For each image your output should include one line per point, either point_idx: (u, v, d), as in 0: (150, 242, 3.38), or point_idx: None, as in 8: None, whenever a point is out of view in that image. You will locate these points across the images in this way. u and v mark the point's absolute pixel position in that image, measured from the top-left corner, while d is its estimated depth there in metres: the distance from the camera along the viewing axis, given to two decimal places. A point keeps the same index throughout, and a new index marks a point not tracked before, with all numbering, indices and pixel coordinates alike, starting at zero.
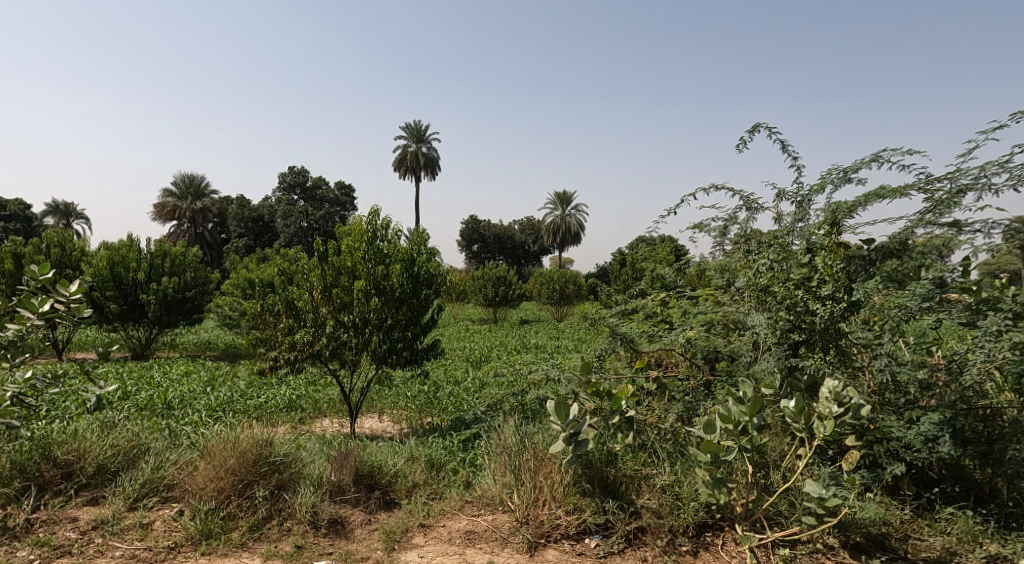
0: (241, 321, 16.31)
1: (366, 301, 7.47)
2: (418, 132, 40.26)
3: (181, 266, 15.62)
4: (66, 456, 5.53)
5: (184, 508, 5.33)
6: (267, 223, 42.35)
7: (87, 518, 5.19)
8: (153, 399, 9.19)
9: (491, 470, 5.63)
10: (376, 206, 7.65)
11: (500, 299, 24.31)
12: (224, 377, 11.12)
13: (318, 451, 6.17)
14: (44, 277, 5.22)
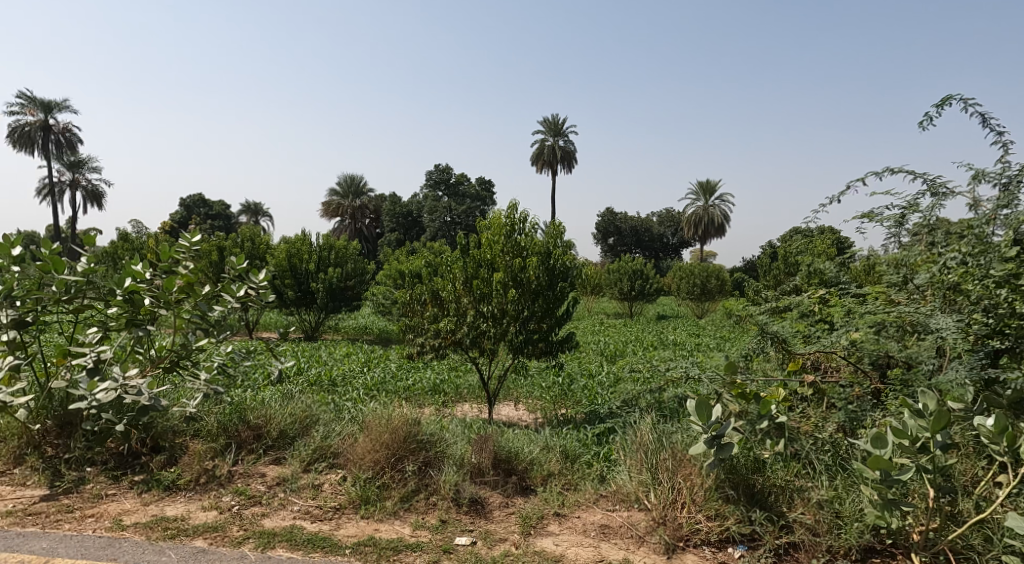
0: (393, 308, 17.07)
1: (505, 293, 7.37)
2: (556, 126, 40.26)
3: (344, 257, 16.58)
4: (256, 419, 5.97)
5: (347, 475, 5.49)
6: (415, 218, 44.20)
7: (273, 474, 5.50)
8: (322, 375, 9.76)
9: (627, 467, 5.34)
10: (515, 199, 7.56)
11: (637, 293, 23.65)
12: (379, 359, 11.61)
13: (460, 434, 6.17)
14: (242, 265, 6.28)
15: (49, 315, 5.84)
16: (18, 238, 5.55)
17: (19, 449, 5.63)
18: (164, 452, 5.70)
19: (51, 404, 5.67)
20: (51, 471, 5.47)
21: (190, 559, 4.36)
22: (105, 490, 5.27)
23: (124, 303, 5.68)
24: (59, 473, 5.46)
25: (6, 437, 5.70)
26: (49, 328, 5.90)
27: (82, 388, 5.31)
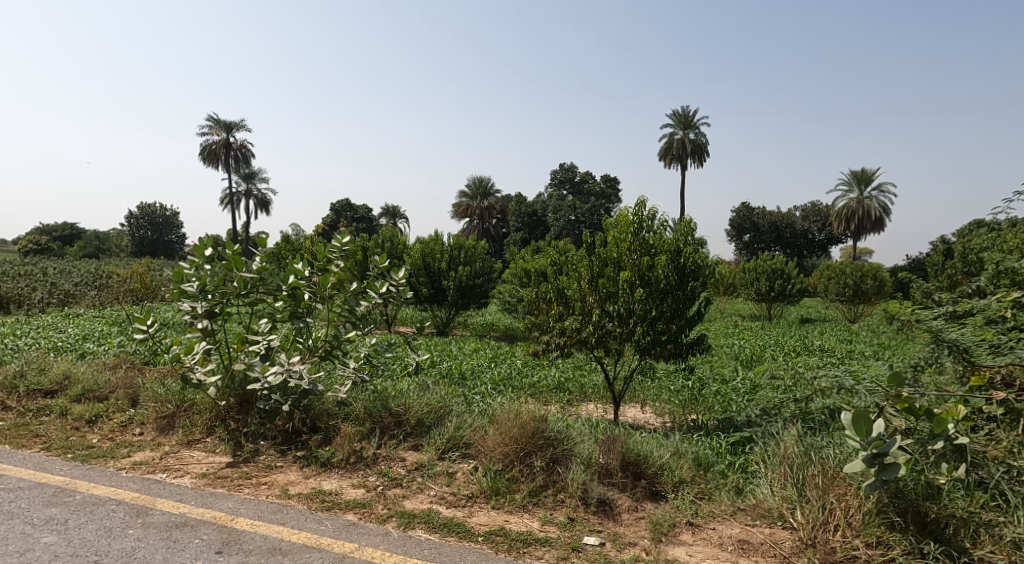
0: (519, 306, 16.98)
1: (632, 292, 6.92)
2: (687, 119, 38.81)
3: (473, 256, 16.72)
4: (398, 407, 6.04)
5: (479, 465, 5.33)
6: (540, 218, 44.44)
7: (412, 460, 5.50)
8: (452, 369, 9.78)
9: (768, 480, 4.76)
10: (643, 196, 7.04)
11: (776, 294, 22.12)
12: (505, 355, 11.47)
13: (589, 433, 5.79)
14: (383, 263, 6.50)
15: (230, 306, 6.45)
16: (208, 240, 6.31)
17: (210, 421, 6.28)
18: (321, 432, 6.01)
19: (232, 384, 6.24)
20: (234, 442, 5.99)
21: (342, 531, 4.49)
22: (275, 461, 5.68)
23: (289, 296, 6.31)
24: (240, 444, 5.97)
25: (202, 410, 6.41)
26: (230, 318, 6.48)
27: (258, 371, 5.83)
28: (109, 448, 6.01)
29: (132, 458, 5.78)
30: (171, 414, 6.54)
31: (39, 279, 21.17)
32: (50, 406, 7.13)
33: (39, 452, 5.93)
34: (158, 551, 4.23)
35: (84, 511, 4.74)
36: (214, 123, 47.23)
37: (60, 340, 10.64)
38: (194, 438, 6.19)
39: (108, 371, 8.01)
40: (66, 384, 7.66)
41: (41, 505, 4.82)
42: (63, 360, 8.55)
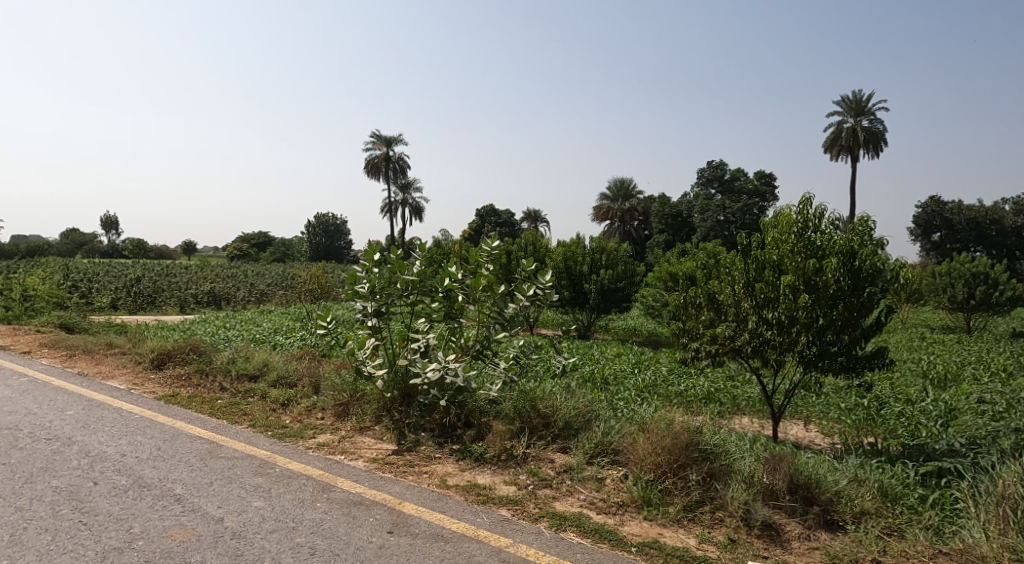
0: (664, 311, 16.37)
1: (795, 299, 6.11)
2: (858, 105, 35.91)
3: (615, 259, 16.28)
4: (545, 408, 5.90)
5: (629, 474, 5.02)
6: (686, 218, 42.79)
7: (561, 462, 5.29)
8: (593, 373, 9.43)
9: (980, 522, 4.16)
10: (808, 193, 6.19)
11: (977, 303, 19.64)
12: (649, 362, 10.97)
13: (751, 449, 5.28)
14: (529, 266, 6.45)
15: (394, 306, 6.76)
16: (377, 244, 6.63)
17: (379, 410, 6.62)
18: (473, 429, 5.98)
19: (396, 379, 6.54)
20: (398, 432, 6.18)
21: (497, 526, 4.45)
22: (433, 452, 5.74)
23: (443, 298, 6.46)
24: (403, 434, 6.16)
25: (371, 401, 6.80)
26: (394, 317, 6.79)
27: (419, 367, 6.07)
28: (299, 428, 6.57)
29: (317, 439, 6.27)
30: (346, 402, 7.05)
31: (242, 278, 23.57)
32: (254, 389, 7.89)
33: (247, 428, 6.50)
34: (339, 526, 4.44)
35: (281, 482, 5.13)
36: (377, 139, 50.44)
37: (254, 331, 11.68)
38: (364, 424, 6.53)
39: (296, 361, 8.88)
40: (266, 370, 8.48)
41: (250, 474, 5.24)
42: (261, 350, 9.49)
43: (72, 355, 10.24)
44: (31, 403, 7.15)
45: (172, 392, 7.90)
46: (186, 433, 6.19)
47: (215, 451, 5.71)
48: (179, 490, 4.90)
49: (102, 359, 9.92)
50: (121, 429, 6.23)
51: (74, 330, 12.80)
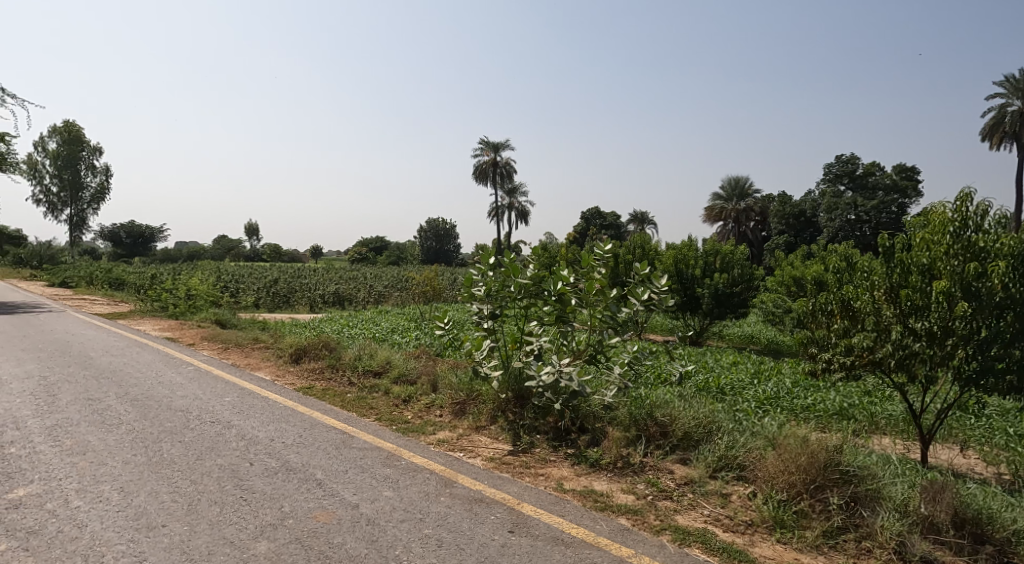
0: (789, 319, 15.61)
1: (950, 307, 5.71)
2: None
3: (730, 262, 15.61)
4: (663, 417, 5.76)
5: (758, 491, 4.85)
6: (809, 218, 41.23)
7: (681, 474, 5.17)
8: (709, 383, 9.11)
9: None
10: (967, 187, 5.71)
11: None
12: (771, 372, 10.49)
13: (900, 473, 4.96)
14: (643, 270, 6.24)
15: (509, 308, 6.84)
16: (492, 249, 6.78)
17: (494, 410, 6.66)
18: (588, 434, 5.90)
19: (511, 379, 6.63)
20: (513, 433, 6.17)
21: (618, 535, 4.40)
22: (548, 455, 5.71)
23: (555, 301, 6.35)
24: (519, 435, 6.12)
25: (486, 401, 6.86)
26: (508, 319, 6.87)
27: (534, 370, 5.97)
28: (419, 424, 6.82)
29: (436, 435, 6.46)
30: (463, 401, 7.24)
31: (361, 278, 24.67)
32: (378, 385, 8.29)
33: (373, 420, 6.95)
34: (463, 521, 4.58)
35: (408, 475, 5.46)
36: (485, 145, 51.30)
37: (371, 330, 12.18)
38: (480, 424, 6.58)
39: (414, 359, 9.21)
40: (388, 368, 8.89)
41: (380, 465, 5.67)
42: (383, 348, 9.98)
43: (226, 348, 11.23)
44: (194, 390, 8.11)
45: (308, 384, 8.53)
46: (320, 423, 6.78)
47: (348, 441, 6.25)
48: (320, 475, 5.39)
49: (249, 353, 10.80)
50: (267, 417, 6.94)
51: (225, 325, 14.01)
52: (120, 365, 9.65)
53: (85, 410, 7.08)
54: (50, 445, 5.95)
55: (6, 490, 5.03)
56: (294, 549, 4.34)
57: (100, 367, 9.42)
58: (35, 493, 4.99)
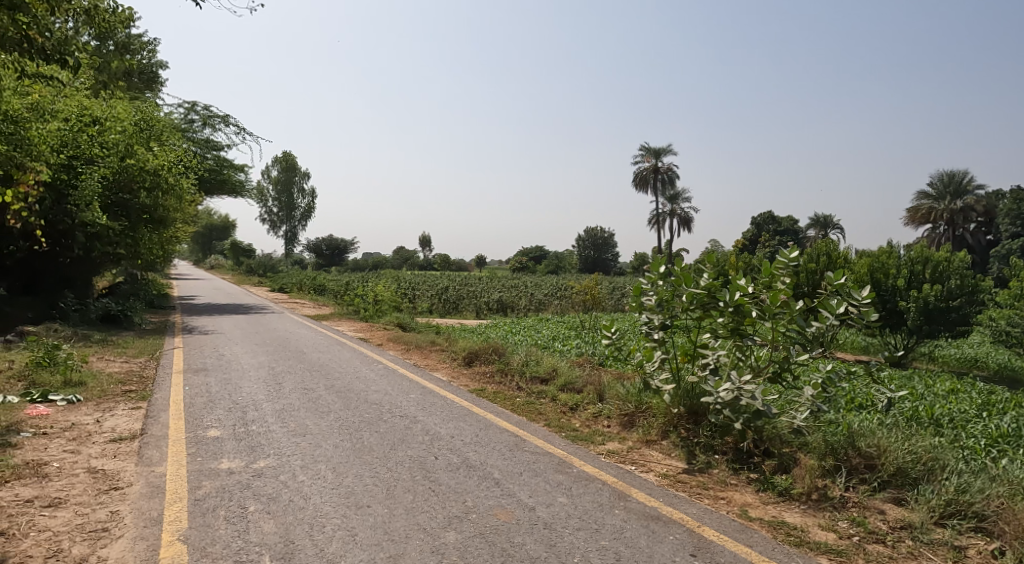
0: None
1: None
2: None
3: (944, 273, 14.21)
4: (869, 448, 5.22)
5: (1005, 549, 4.23)
6: None
7: (896, 515, 4.66)
8: (919, 412, 8.13)
9: None
10: None
11: None
12: (1003, 405, 9.17)
13: None
14: (838, 280, 5.55)
15: (681, 319, 6.54)
16: (662, 257, 6.44)
17: (665, 426, 6.36)
18: (774, 459, 5.48)
19: (684, 394, 6.29)
20: (688, 451, 5.89)
21: None
22: (727, 479, 5.36)
23: (732, 312, 5.90)
24: (694, 454, 5.84)
25: (656, 415, 6.59)
26: (681, 330, 6.58)
27: (710, 386, 5.66)
28: (588, 433, 6.75)
29: (606, 446, 6.34)
30: (631, 413, 7.03)
31: (525, 288, 25.10)
32: (545, 391, 8.34)
33: (542, 425, 7.04)
34: (641, 538, 4.49)
35: (581, 483, 5.48)
36: (645, 152, 50.62)
37: (538, 337, 12.30)
38: (650, 438, 6.38)
39: (579, 368, 9.13)
40: (555, 375, 8.90)
41: (552, 470, 5.76)
42: (550, 355, 10.04)
43: (408, 349, 11.96)
44: (385, 385, 8.84)
45: (480, 387, 8.89)
46: (494, 424, 7.08)
47: (521, 444, 6.44)
48: (497, 474, 5.71)
49: (427, 354, 11.42)
50: (448, 414, 7.47)
51: (406, 328, 14.90)
52: (326, 360, 10.71)
53: (302, 397, 8.14)
54: (279, 427, 6.98)
55: (252, 461, 6.02)
56: (478, 543, 4.59)
57: (310, 360, 10.59)
58: (273, 465, 5.93)
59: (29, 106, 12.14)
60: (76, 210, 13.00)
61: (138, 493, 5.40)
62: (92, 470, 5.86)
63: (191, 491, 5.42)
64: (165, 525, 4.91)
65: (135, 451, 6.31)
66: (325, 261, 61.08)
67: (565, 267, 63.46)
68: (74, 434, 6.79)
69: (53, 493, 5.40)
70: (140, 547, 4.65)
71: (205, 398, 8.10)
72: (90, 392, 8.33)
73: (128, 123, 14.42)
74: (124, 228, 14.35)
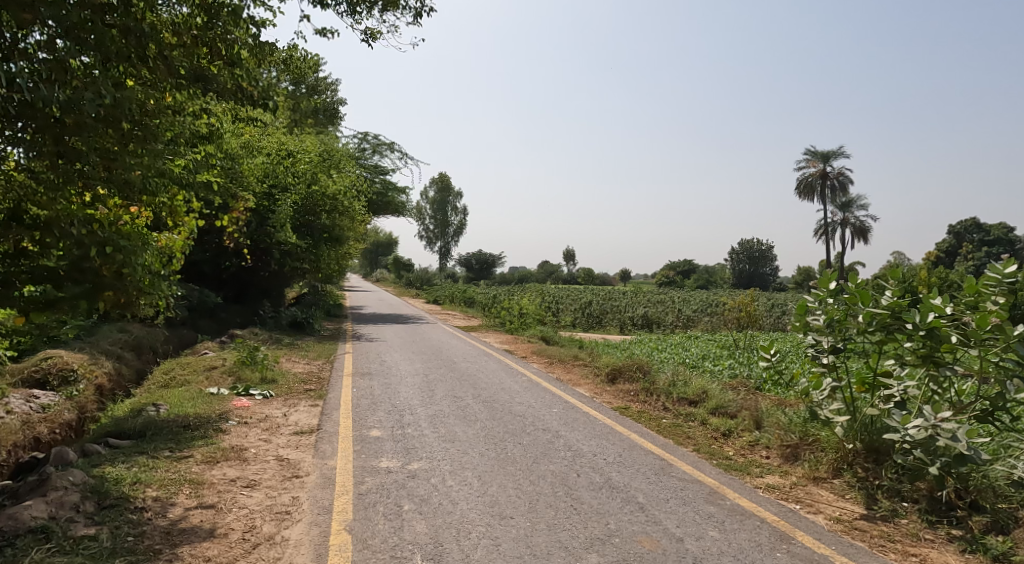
0: None
1: None
2: None
3: None
4: None
5: None
6: None
7: None
8: None
9: None
10: None
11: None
12: None
13: None
14: None
15: (857, 343, 5.79)
16: (833, 272, 5.73)
17: (837, 462, 5.61)
18: (985, 515, 4.63)
19: (861, 428, 5.53)
20: (867, 494, 5.15)
21: None
22: (920, 533, 4.58)
23: (923, 337, 5.07)
24: (875, 498, 5.10)
25: (827, 449, 5.86)
26: (856, 355, 5.82)
27: (896, 421, 5.00)
28: (743, 463, 6.13)
29: (765, 479, 5.70)
30: (795, 445, 6.28)
31: (675, 303, 24.18)
32: (694, 414, 7.76)
33: (691, 450, 6.51)
34: None
35: (735, 518, 4.93)
36: (810, 156, 47.58)
37: (688, 356, 11.61)
38: (819, 474, 5.66)
39: (732, 391, 8.39)
40: (705, 397, 8.25)
41: (703, 500, 5.25)
42: (700, 375, 9.40)
43: (551, 363, 11.75)
44: (530, 398, 8.65)
45: (624, 404, 8.48)
46: (639, 445, 6.65)
47: (667, 468, 5.96)
48: (642, 498, 5.29)
49: (570, 368, 11.13)
50: (592, 431, 7.13)
51: (549, 341, 14.72)
52: (475, 370, 10.72)
53: (452, 405, 8.13)
54: (431, 431, 6.98)
55: (408, 462, 6.03)
56: None
57: (460, 369, 10.67)
58: (426, 468, 5.89)
59: (241, 143, 13.51)
60: (274, 230, 14.13)
61: (314, 482, 5.57)
62: (280, 458, 6.15)
63: (355, 485, 5.49)
64: (335, 515, 4.98)
65: (313, 444, 6.55)
66: (475, 275, 62.75)
67: (716, 282, 60.78)
68: (267, 424, 7.23)
69: (251, 475, 5.70)
70: (314, 532, 4.74)
71: (370, 400, 8.33)
72: (279, 389, 8.88)
73: (316, 154, 15.59)
74: (308, 245, 15.38)
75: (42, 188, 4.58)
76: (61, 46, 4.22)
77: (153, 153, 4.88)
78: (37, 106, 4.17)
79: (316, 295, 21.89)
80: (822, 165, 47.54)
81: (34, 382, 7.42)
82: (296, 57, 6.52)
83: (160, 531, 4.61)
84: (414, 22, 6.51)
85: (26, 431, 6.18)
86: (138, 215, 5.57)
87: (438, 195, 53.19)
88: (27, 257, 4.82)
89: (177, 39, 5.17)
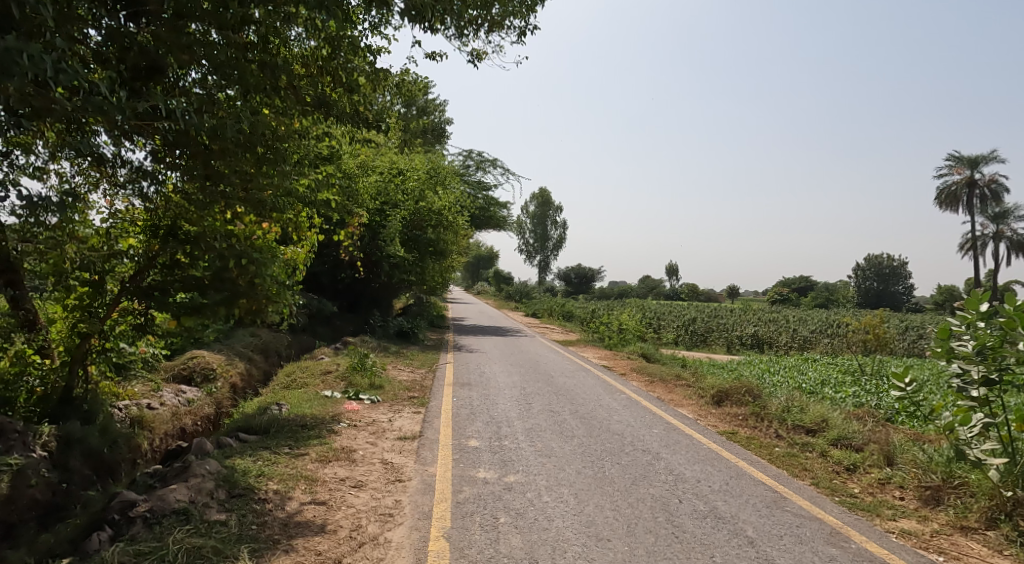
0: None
1: None
2: None
3: None
4: None
5: None
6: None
7: None
8: None
9: None
10: None
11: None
12: None
13: None
14: None
15: (1013, 374, 5.10)
16: (984, 293, 5.10)
17: (991, 511, 4.94)
18: None
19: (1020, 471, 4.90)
20: None
21: None
22: None
23: None
24: None
25: (978, 494, 5.16)
26: (1012, 389, 5.12)
27: None
28: (871, 502, 5.51)
29: (898, 523, 5.08)
30: (936, 487, 5.57)
31: (789, 323, 22.80)
32: (811, 444, 7.13)
33: (808, 484, 5.96)
34: None
35: None
36: (954, 160, 44.00)
37: (804, 380, 10.84)
38: (967, 523, 4.97)
39: (856, 421, 7.65)
40: (824, 426, 7.59)
41: (822, 541, 4.73)
42: (817, 402, 8.68)
43: (652, 381, 11.26)
44: (629, 417, 8.25)
45: (731, 429, 7.95)
46: (749, 474, 6.15)
47: (780, 501, 5.47)
48: (750, 532, 4.84)
49: (673, 388, 10.61)
50: (694, 454, 6.69)
51: (651, 359, 14.21)
52: (573, 385, 10.41)
53: (550, 420, 7.90)
54: (529, 445, 6.77)
55: (504, 474, 5.85)
56: None
57: (558, 384, 10.39)
58: (522, 481, 5.68)
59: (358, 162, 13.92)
60: (385, 244, 14.49)
61: (415, 487, 5.48)
62: (385, 461, 6.13)
63: (453, 493, 5.36)
64: (434, 521, 4.85)
65: (415, 450, 6.50)
66: (577, 289, 62.37)
67: (838, 301, 57.25)
68: (374, 428, 7.27)
69: (358, 476, 5.70)
70: (415, 536, 4.62)
71: (468, 410, 8.24)
72: (386, 395, 8.97)
73: (424, 172, 15.89)
74: (415, 259, 15.63)
75: (193, 207, 4.91)
76: (212, 82, 4.52)
77: (283, 173, 4.90)
78: (190, 134, 4.39)
79: (422, 307, 22.24)
80: (969, 170, 43.83)
81: (182, 378, 7.83)
82: (408, 80, 6.35)
83: (279, 522, 4.65)
84: (519, 41, 6.39)
85: (174, 422, 6.48)
86: (267, 231, 5.45)
87: (538, 210, 53.37)
88: (180, 267, 5.30)
89: (305, 71, 5.36)
